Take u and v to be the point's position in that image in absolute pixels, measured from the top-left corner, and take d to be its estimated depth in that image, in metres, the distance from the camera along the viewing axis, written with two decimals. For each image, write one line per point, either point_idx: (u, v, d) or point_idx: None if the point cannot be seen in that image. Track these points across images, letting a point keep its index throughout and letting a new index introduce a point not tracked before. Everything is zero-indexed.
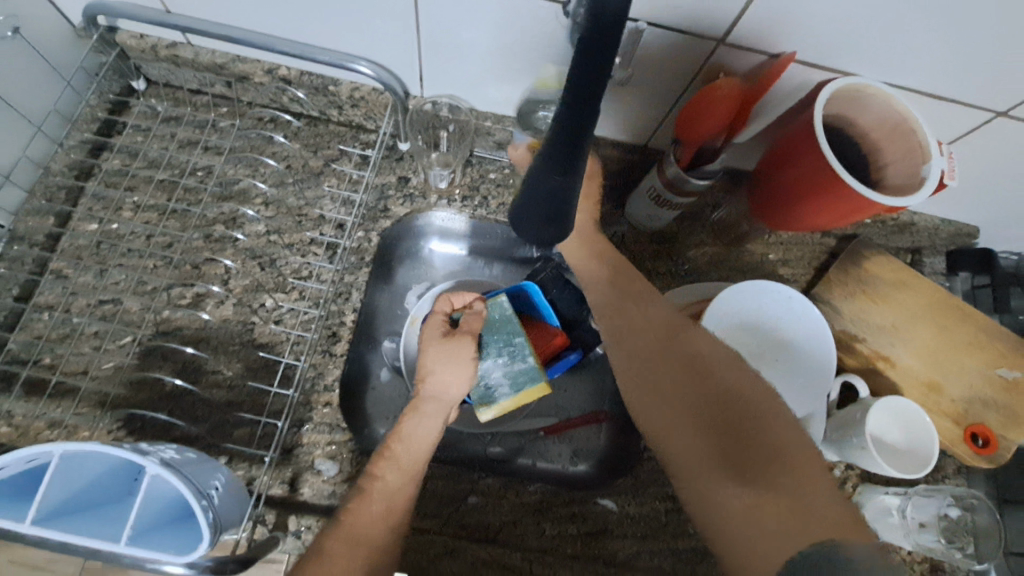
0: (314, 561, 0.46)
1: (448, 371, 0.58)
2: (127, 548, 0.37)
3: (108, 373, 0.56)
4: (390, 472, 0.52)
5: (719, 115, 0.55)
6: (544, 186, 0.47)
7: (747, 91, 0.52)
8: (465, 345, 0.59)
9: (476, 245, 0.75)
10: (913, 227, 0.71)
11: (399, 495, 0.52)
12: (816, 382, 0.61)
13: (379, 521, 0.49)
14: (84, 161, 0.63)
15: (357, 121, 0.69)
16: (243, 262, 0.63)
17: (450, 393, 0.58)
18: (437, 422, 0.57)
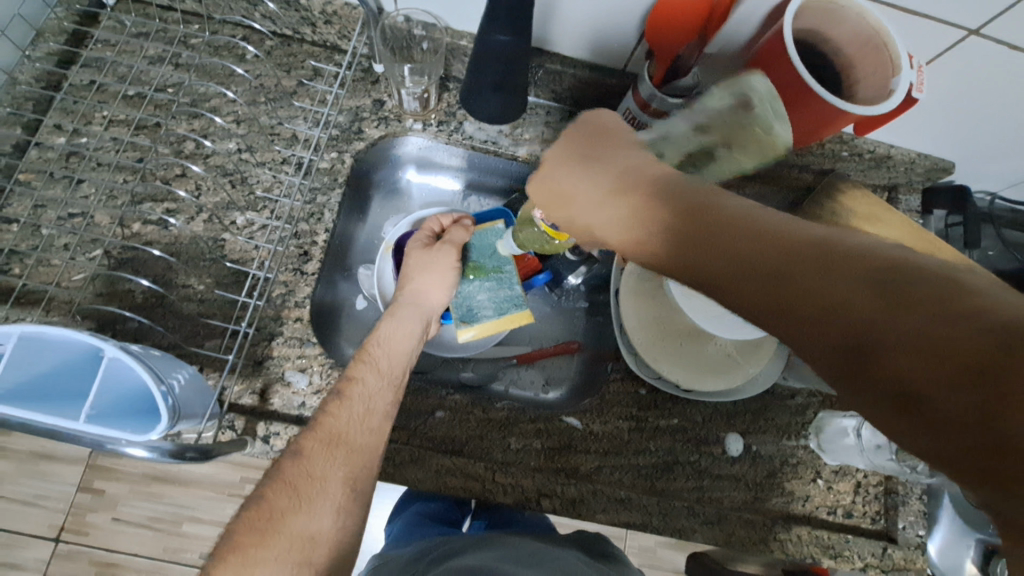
0: (293, 459, 0.47)
1: (428, 278, 0.60)
2: (86, 426, 0.39)
3: (80, 283, 0.58)
4: (368, 375, 0.53)
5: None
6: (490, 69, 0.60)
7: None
8: (445, 253, 0.62)
9: (455, 171, 0.75)
10: (889, 160, 0.71)
11: (380, 398, 0.53)
12: None
13: (366, 428, 0.51)
14: (52, 72, 0.63)
15: (331, 40, 0.67)
16: (214, 177, 0.63)
17: (429, 298, 0.60)
18: (415, 327, 0.59)
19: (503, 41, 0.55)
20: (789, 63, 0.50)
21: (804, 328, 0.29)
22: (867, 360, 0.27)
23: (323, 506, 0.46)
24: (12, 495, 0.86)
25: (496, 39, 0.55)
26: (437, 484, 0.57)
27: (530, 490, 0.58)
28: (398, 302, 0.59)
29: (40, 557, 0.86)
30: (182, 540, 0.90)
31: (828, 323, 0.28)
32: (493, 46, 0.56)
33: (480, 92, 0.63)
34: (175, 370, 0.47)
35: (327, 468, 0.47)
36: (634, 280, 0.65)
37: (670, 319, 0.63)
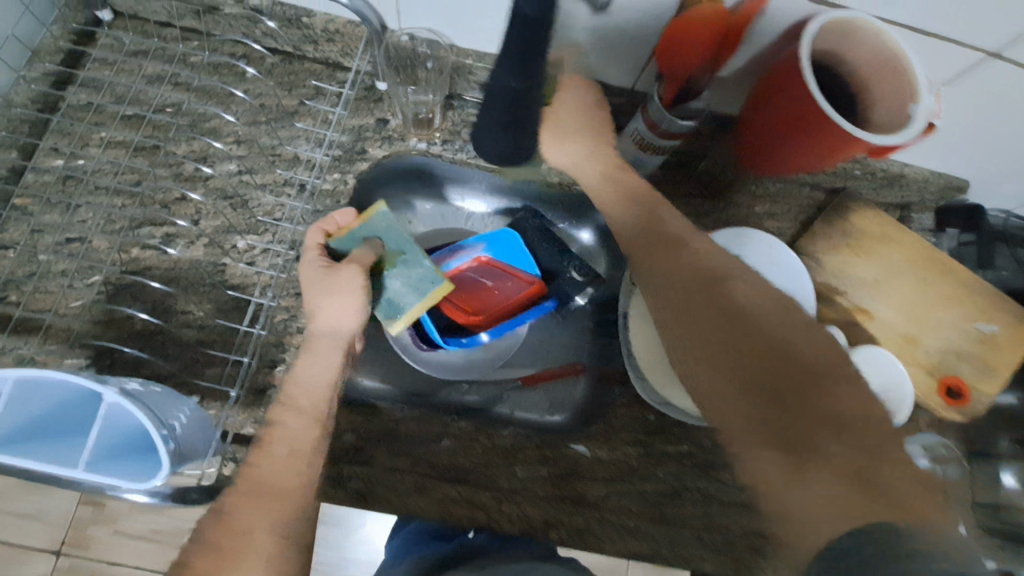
0: (213, 514, 0.48)
1: (335, 304, 0.56)
2: (84, 472, 0.38)
3: (76, 311, 0.56)
4: (290, 418, 0.54)
5: (702, 47, 0.52)
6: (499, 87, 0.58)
7: (731, 18, 0.49)
8: (351, 272, 0.57)
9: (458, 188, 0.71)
10: (902, 179, 0.69)
11: (304, 436, 0.53)
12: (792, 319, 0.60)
13: (285, 470, 0.51)
14: (48, 93, 0.61)
15: (333, 58, 0.66)
16: (214, 201, 0.62)
17: (341, 324, 0.58)
18: (333, 359, 0.58)
19: (512, 84, 0.57)
20: (804, 84, 0.49)
21: (772, 396, 0.47)
22: (815, 408, 0.45)
23: (251, 561, 0.47)
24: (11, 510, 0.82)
25: (507, 83, 0.57)
26: (441, 512, 0.55)
27: (535, 519, 0.56)
28: (313, 335, 0.58)
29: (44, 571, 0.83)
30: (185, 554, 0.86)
31: (795, 391, 0.46)
32: (503, 90, 0.58)
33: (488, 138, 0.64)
34: (177, 408, 0.45)
35: (250, 522, 0.48)
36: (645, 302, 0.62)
37: None
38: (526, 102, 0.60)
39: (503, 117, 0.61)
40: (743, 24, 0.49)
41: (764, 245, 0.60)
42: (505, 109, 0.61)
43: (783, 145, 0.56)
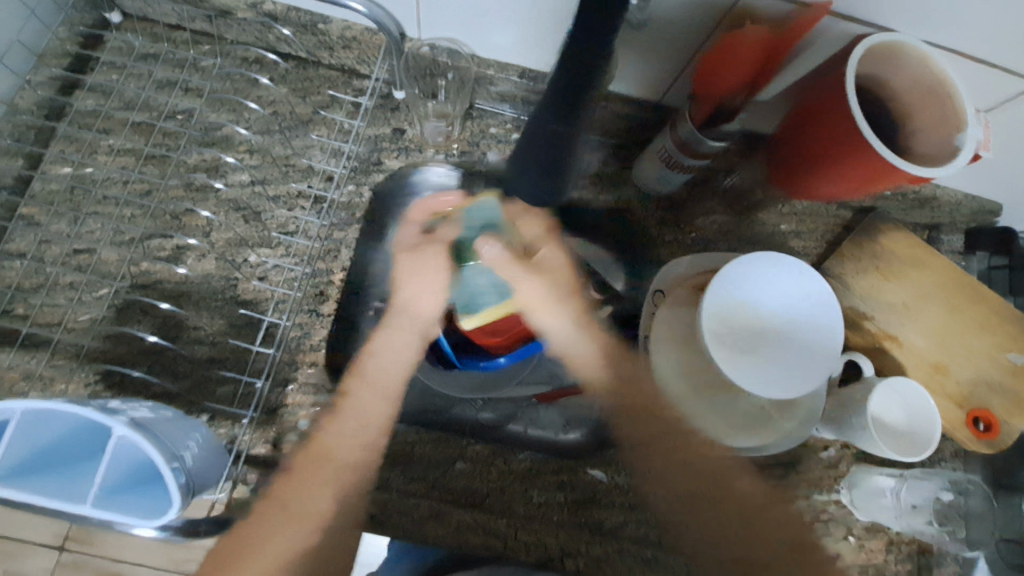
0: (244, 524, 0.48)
1: (417, 285, 0.58)
2: (92, 509, 0.36)
3: (85, 326, 0.55)
4: (333, 418, 0.54)
5: (743, 64, 0.50)
6: (545, 130, 0.51)
7: (775, 37, 0.48)
8: (433, 249, 0.58)
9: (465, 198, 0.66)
10: (934, 201, 0.67)
11: (373, 413, 0.55)
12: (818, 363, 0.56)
13: (316, 485, 0.51)
14: (54, 99, 0.59)
15: (349, 65, 0.64)
16: (227, 214, 0.60)
17: (424, 305, 0.58)
18: (413, 338, 0.57)
19: (575, 57, 0.43)
20: (847, 109, 0.47)
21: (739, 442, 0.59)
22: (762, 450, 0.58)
23: (291, 530, 0.49)
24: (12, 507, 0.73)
25: (564, 72, 0.45)
26: (458, 540, 0.56)
27: (552, 548, 0.57)
28: (392, 311, 0.58)
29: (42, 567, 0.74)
30: (190, 552, 0.76)
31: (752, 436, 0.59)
32: (558, 89, 0.46)
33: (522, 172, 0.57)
34: (189, 437, 0.44)
35: (274, 527, 0.49)
36: (666, 327, 0.61)
37: (705, 369, 0.61)
38: (578, 105, 0.47)
39: (553, 122, 0.49)
40: (788, 41, 0.48)
41: (795, 271, 0.58)
42: (555, 112, 0.49)
43: (818, 171, 0.54)
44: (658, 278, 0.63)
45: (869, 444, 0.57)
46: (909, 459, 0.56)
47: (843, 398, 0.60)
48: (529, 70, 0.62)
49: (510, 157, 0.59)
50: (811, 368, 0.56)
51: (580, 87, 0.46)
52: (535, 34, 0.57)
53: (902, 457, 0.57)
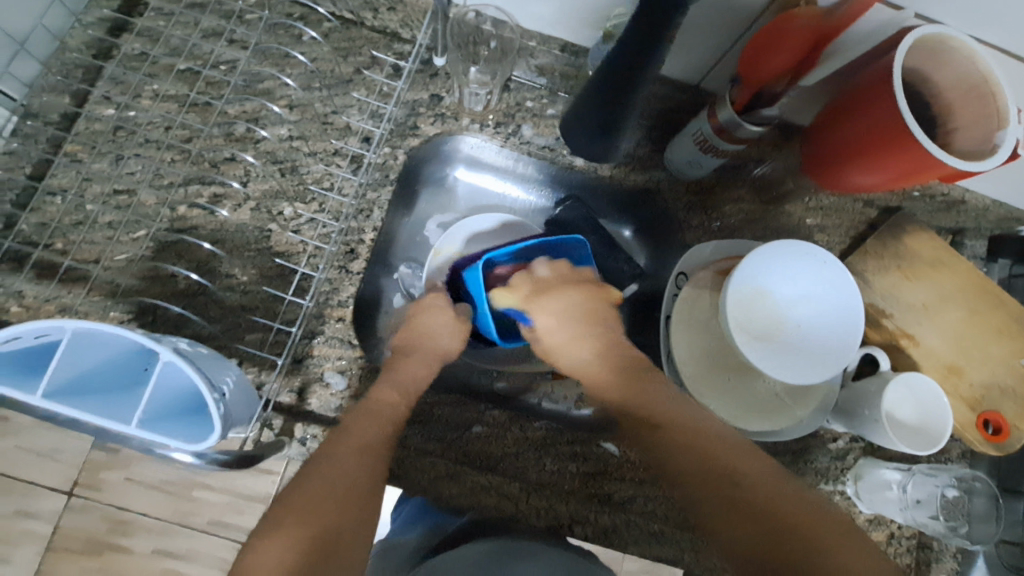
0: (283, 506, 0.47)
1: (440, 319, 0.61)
2: (137, 428, 0.38)
3: (121, 265, 0.56)
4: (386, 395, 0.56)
5: (792, 53, 0.49)
6: (603, 89, 0.54)
7: (826, 26, 0.47)
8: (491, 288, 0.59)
9: (498, 168, 0.70)
10: (962, 204, 0.70)
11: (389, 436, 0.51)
12: (818, 360, 0.57)
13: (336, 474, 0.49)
14: (103, 40, 0.60)
15: (393, 27, 0.64)
16: (264, 165, 0.61)
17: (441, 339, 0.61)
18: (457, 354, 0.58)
19: (633, 51, 0.49)
20: (892, 98, 0.47)
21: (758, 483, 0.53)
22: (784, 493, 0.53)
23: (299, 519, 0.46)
24: (27, 445, 0.75)
25: (625, 55, 0.49)
26: (471, 500, 0.58)
27: (563, 515, 0.59)
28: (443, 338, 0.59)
29: (54, 509, 0.77)
30: (193, 505, 0.76)
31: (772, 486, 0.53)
32: (616, 67, 0.51)
33: (581, 131, 0.60)
34: (224, 373, 0.45)
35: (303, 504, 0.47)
36: (689, 308, 0.62)
37: (723, 352, 0.62)
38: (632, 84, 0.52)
39: (606, 95, 0.54)
40: (840, 28, 0.47)
41: (820, 265, 0.58)
42: (607, 87, 0.54)
43: (856, 164, 0.54)
44: (683, 261, 0.64)
45: (879, 437, 0.59)
46: (917, 451, 0.58)
47: (857, 391, 0.61)
48: (571, 45, 0.64)
49: (568, 112, 0.61)
50: (821, 360, 0.57)
51: (630, 73, 0.51)
52: (575, 11, 0.58)
53: (910, 450, 0.58)
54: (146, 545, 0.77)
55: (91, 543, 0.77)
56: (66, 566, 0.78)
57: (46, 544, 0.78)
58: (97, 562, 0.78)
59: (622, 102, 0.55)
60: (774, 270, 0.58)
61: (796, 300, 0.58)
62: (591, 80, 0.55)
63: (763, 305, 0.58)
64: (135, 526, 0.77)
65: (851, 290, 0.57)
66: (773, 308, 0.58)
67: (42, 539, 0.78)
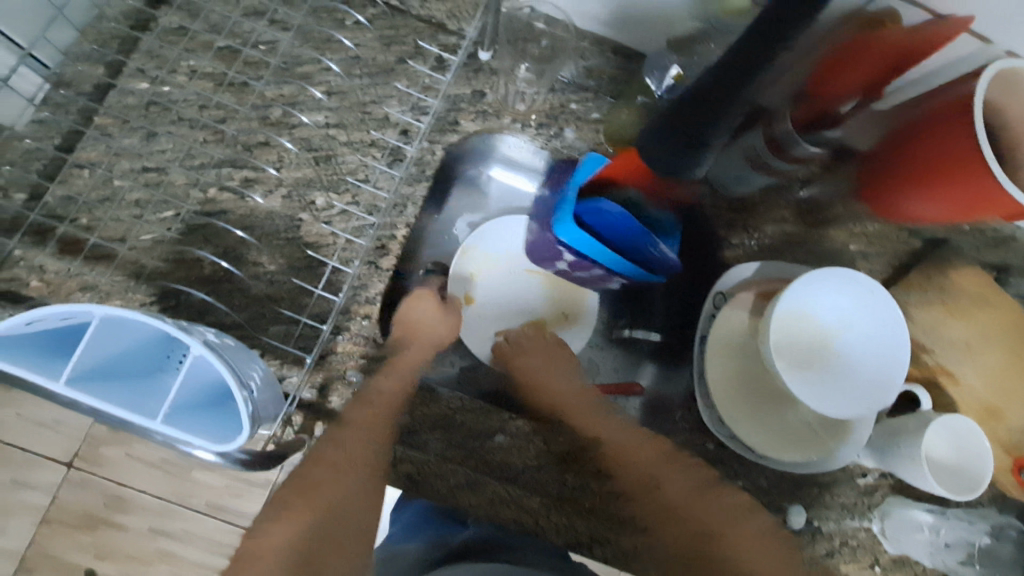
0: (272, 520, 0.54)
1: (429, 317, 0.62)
2: (163, 425, 0.36)
3: (147, 246, 0.54)
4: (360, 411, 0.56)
5: (869, 71, 0.49)
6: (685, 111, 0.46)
7: (914, 43, 0.45)
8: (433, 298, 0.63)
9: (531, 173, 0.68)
10: (1011, 241, 0.68)
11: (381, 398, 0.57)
12: (866, 396, 0.55)
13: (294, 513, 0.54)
14: (142, 11, 0.58)
15: (439, 18, 0.62)
16: (299, 152, 0.59)
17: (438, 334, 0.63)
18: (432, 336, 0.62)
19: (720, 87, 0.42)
20: (970, 131, 0.45)
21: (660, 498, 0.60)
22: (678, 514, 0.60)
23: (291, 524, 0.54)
24: (30, 415, 0.73)
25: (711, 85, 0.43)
26: (491, 512, 0.56)
27: (583, 533, 0.57)
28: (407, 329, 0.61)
29: (53, 480, 0.74)
30: (192, 486, 0.75)
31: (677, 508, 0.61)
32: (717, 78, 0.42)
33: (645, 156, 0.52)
34: (252, 368, 0.43)
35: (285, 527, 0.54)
36: (724, 331, 0.60)
37: (757, 378, 0.60)
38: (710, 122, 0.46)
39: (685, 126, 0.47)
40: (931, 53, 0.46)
41: (865, 294, 0.55)
42: (682, 119, 0.47)
43: (920, 195, 0.51)
44: (721, 280, 0.62)
45: (919, 479, 0.56)
46: (959, 496, 0.55)
47: (893, 426, 0.59)
48: (625, 49, 0.62)
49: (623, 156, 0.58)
50: (864, 397, 0.55)
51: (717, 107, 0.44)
52: (633, 13, 0.57)
53: (948, 493, 0.56)
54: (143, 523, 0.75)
55: (87, 517, 0.75)
56: (61, 541, 0.75)
57: (42, 515, 0.75)
58: (92, 537, 0.76)
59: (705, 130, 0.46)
60: (810, 301, 0.56)
61: (837, 329, 0.56)
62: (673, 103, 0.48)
63: (801, 332, 0.56)
64: (133, 503, 0.75)
65: (903, 332, 0.54)
66: (813, 337, 0.56)
67: (37, 512, 0.75)
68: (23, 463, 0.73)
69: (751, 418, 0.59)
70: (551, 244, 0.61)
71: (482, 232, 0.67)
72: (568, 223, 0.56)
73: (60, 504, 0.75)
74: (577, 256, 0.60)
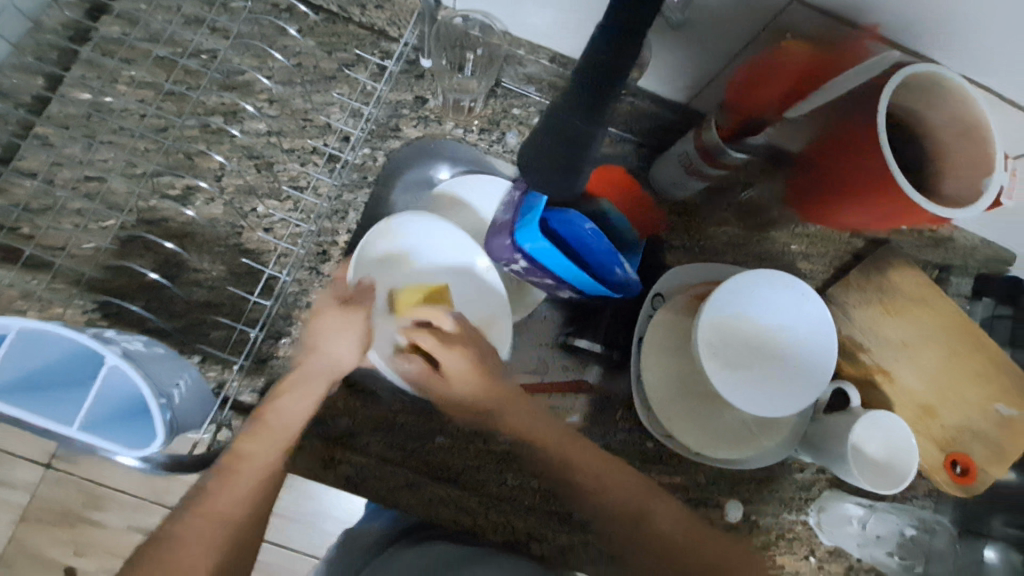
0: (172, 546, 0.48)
1: (339, 338, 0.56)
2: (79, 433, 0.37)
3: (88, 254, 0.55)
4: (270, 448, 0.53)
5: (784, 81, 0.49)
6: (562, 121, 0.47)
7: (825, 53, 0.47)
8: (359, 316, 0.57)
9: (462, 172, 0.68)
10: (950, 242, 0.68)
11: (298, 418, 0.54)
12: (794, 397, 0.56)
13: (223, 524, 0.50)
14: (81, 22, 0.59)
15: (379, 25, 0.62)
16: (239, 160, 0.60)
17: (337, 359, 0.56)
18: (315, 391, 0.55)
19: (574, 121, 0.47)
20: (878, 155, 0.46)
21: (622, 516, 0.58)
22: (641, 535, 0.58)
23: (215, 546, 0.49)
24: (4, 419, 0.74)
25: (567, 118, 0.47)
26: (429, 512, 0.58)
27: (521, 531, 0.59)
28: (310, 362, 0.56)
29: (29, 480, 0.76)
30: (168, 484, 0.77)
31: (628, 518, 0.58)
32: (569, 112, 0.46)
33: (538, 169, 0.53)
34: (177, 375, 0.45)
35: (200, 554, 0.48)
36: (661, 332, 0.61)
37: (693, 379, 0.60)
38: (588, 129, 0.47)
39: (560, 150, 0.50)
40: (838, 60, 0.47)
41: (800, 300, 0.57)
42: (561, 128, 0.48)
43: (845, 199, 0.52)
44: (659, 283, 0.63)
45: (844, 472, 0.59)
46: (880, 490, 0.57)
47: (826, 424, 0.60)
48: (560, 56, 0.61)
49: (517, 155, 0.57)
50: (790, 399, 0.56)
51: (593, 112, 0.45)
52: (572, 17, 0.55)
53: (874, 488, 0.58)
54: (118, 521, 0.76)
55: (63, 515, 0.76)
56: (36, 538, 0.77)
57: (19, 514, 0.76)
58: (68, 534, 0.77)
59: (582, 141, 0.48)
60: (755, 306, 0.57)
61: (778, 327, 0.57)
62: (538, 129, 0.51)
63: (744, 328, 0.57)
64: (110, 499, 0.76)
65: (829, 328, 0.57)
66: (755, 334, 0.57)
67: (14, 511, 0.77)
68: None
69: (686, 421, 0.60)
70: (508, 248, 0.60)
71: (465, 180, 0.66)
72: (528, 229, 0.56)
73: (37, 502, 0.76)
74: (533, 264, 0.59)
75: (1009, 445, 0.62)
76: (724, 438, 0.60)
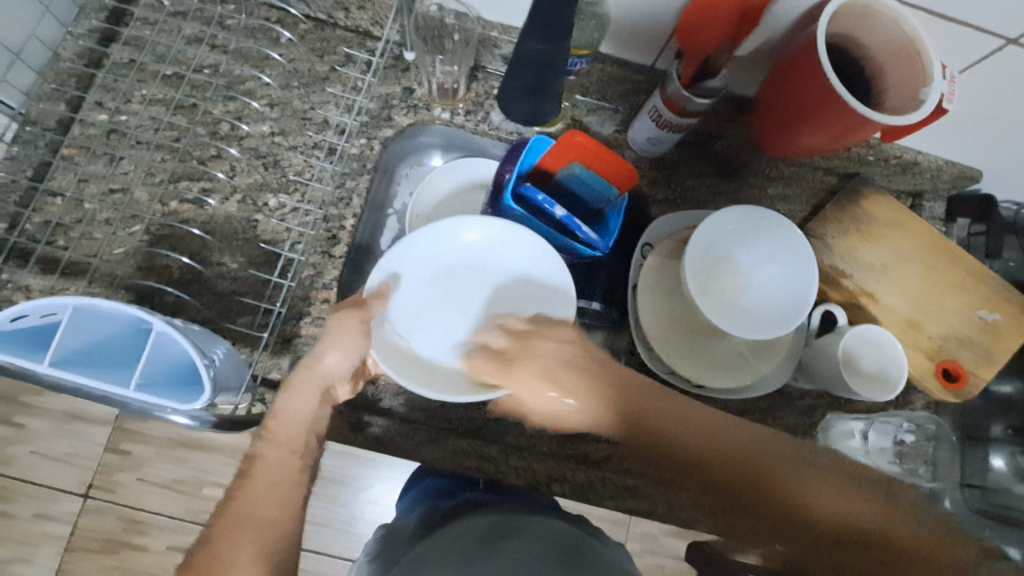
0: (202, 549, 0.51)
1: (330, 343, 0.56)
2: (136, 392, 0.41)
3: (120, 257, 0.60)
4: (270, 450, 0.56)
5: (724, 22, 0.54)
6: (524, 50, 0.56)
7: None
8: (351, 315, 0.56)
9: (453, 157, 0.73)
10: (915, 166, 0.71)
11: (299, 422, 0.57)
12: (764, 326, 0.59)
13: (268, 502, 0.53)
14: (94, 49, 0.64)
15: (363, 26, 0.67)
16: (249, 158, 0.65)
17: (326, 362, 0.57)
18: (308, 396, 0.57)
19: (535, 49, 0.55)
20: (821, 75, 0.51)
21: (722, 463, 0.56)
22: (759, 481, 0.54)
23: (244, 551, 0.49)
24: (45, 451, 0.78)
25: (532, 46, 0.54)
26: (455, 462, 0.63)
27: (541, 474, 0.64)
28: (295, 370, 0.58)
29: (72, 510, 0.79)
30: (204, 502, 0.80)
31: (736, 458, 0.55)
32: (525, 54, 0.56)
33: (515, 95, 0.62)
34: (214, 346, 0.49)
35: (234, 552, 0.49)
36: (652, 276, 0.64)
37: (685, 316, 0.64)
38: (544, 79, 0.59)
39: (531, 77, 0.59)
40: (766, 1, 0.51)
41: (787, 239, 0.60)
42: (522, 69, 0.58)
43: (805, 125, 0.57)
44: (647, 233, 0.68)
45: (839, 389, 0.62)
46: (878, 399, 0.60)
47: (818, 347, 0.64)
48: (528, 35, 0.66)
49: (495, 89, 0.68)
50: (761, 326, 0.59)
51: (543, 68, 0.57)
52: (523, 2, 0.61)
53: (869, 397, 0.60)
54: (162, 542, 0.80)
55: (109, 542, 0.80)
56: (84, 566, 0.80)
57: (65, 544, 0.79)
58: (115, 560, 0.80)
59: (546, 87, 0.60)
60: (757, 244, 0.62)
61: (771, 264, 0.61)
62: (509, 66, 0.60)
63: (743, 264, 0.62)
64: (152, 523, 0.80)
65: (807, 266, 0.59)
66: (750, 270, 0.62)
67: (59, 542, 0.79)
68: (44, 497, 0.78)
69: (682, 358, 0.63)
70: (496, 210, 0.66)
71: (460, 162, 0.69)
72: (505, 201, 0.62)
73: (81, 533, 0.79)
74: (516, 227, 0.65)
75: (996, 348, 0.66)
76: (723, 365, 0.63)
